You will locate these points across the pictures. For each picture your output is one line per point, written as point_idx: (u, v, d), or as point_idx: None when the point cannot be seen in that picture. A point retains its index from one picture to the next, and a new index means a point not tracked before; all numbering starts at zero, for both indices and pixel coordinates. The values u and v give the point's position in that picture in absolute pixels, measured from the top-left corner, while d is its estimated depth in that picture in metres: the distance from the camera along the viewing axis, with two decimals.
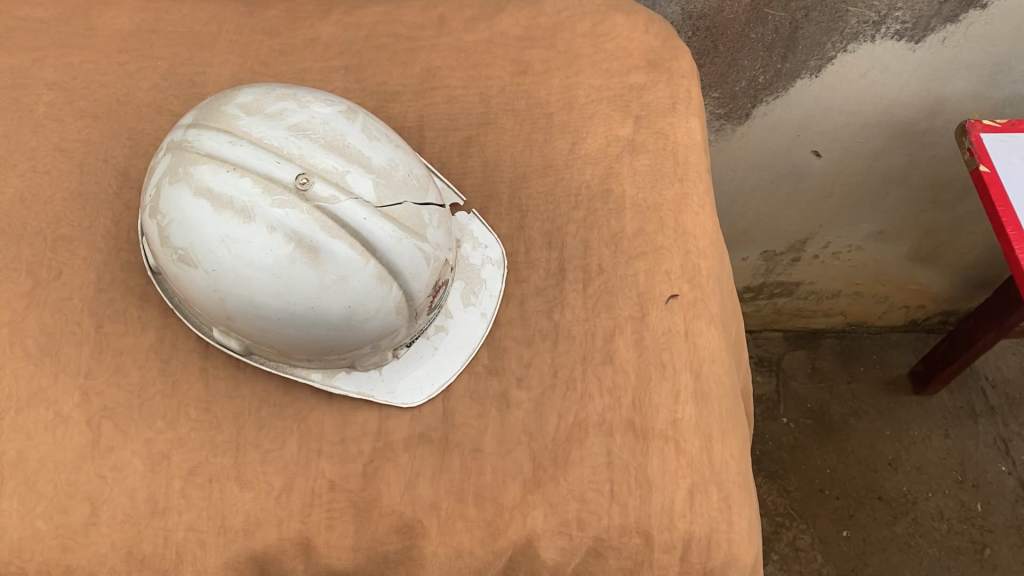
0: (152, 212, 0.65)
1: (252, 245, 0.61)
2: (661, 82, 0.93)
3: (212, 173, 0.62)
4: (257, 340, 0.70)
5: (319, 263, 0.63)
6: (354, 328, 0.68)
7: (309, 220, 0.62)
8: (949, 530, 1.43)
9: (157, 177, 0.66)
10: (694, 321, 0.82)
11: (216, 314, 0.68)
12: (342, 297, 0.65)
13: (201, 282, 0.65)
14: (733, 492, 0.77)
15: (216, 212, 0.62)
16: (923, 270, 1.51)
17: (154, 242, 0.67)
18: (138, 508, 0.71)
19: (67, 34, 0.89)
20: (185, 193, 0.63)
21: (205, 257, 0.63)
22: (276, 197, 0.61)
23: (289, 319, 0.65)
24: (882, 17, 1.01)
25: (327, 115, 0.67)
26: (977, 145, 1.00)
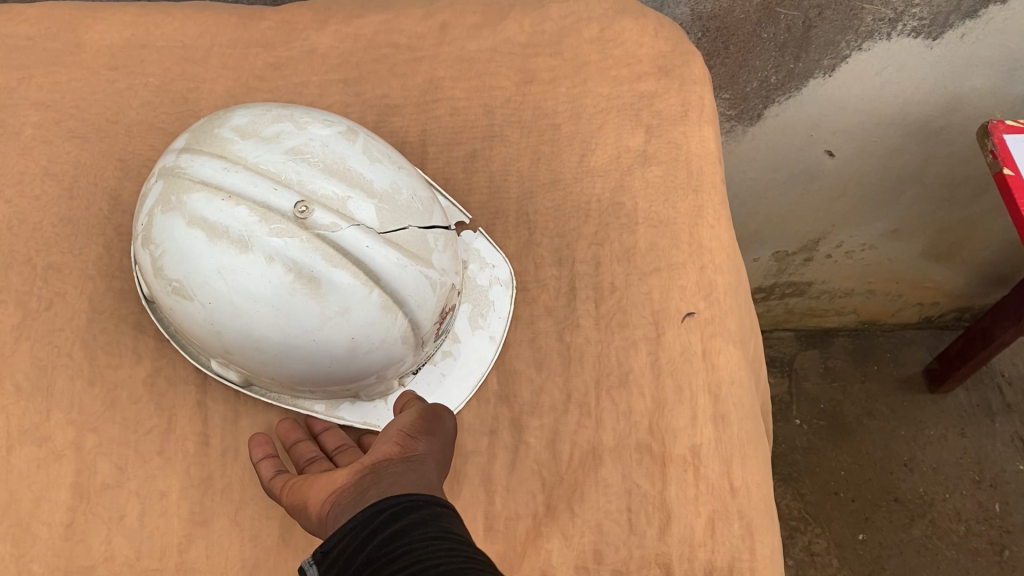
0: (144, 241, 0.62)
1: (250, 276, 0.58)
2: (673, 89, 0.89)
3: (206, 201, 0.59)
4: (256, 372, 0.67)
5: (319, 294, 0.59)
6: (359, 358, 0.65)
7: (310, 249, 0.58)
8: (967, 531, 1.40)
9: (150, 204, 0.62)
10: (711, 340, 0.79)
11: (213, 346, 0.65)
12: (345, 328, 0.62)
13: (198, 313, 0.61)
14: (756, 518, 0.74)
15: (211, 242, 0.58)
16: (936, 268, 1.47)
17: (148, 272, 0.63)
18: (137, 549, 0.69)
19: (53, 50, 0.86)
20: (178, 222, 0.59)
21: (201, 288, 0.59)
22: (274, 225, 0.58)
23: (289, 350, 0.62)
24: (898, 14, 0.97)
25: (326, 137, 0.63)
26: (1000, 147, 0.97)
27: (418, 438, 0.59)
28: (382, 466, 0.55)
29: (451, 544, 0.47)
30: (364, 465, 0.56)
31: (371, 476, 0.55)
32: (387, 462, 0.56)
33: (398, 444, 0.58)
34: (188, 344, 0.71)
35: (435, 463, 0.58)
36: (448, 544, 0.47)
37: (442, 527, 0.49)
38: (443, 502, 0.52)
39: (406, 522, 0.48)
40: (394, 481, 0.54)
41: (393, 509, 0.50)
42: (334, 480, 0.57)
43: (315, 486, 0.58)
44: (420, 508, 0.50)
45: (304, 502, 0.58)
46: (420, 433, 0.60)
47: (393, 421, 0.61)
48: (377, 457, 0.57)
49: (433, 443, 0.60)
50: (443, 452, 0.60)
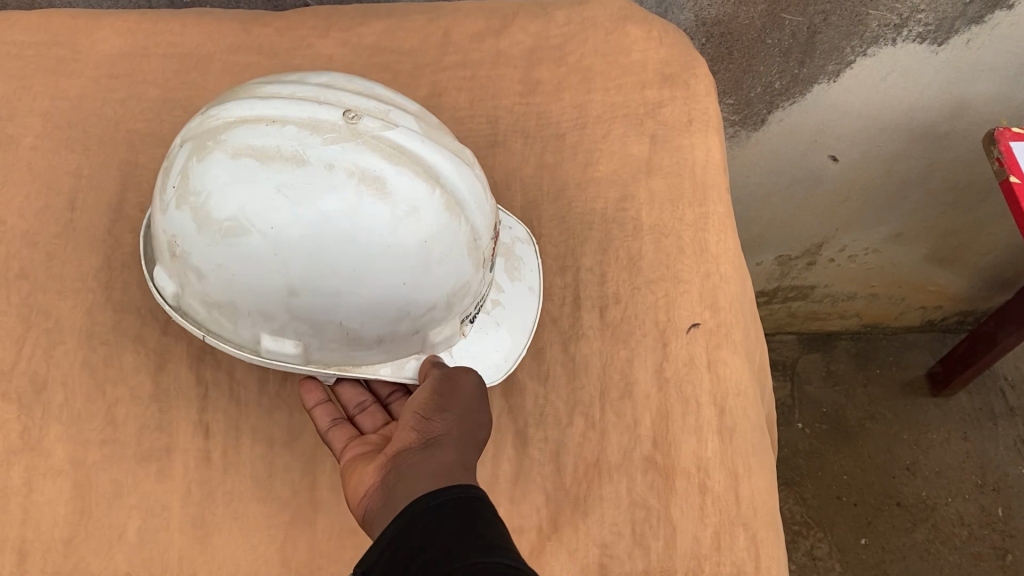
0: (179, 202, 0.57)
1: (314, 187, 0.54)
2: (678, 98, 0.88)
3: (249, 132, 0.56)
4: (317, 327, 0.61)
5: (387, 194, 0.56)
6: (432, 276, 0.60)
7: (367, 150, 0.56)
8: (970, 536, 1.38)
9: (176, 172, 0.58)
10: (717, 351, 0.78)
11: (272, 299, 0.58)
12: (418, 231, 0.57)
13: (259, 252, 0.55)
14: (762, 530, 0.73)
15: (264, 166, 0.54)
16: (940, 271, 1.46)
17: (188, 238, 0.57)
18: (137, 564, 0.69)
19: (54, 59, 0.85)
20: (222, 159, 0.55)
21: (260, 217, 0.54)
22: (327, 135, 0.55)
23: (362, 271, 0.57)
24: (903, 20, 0.97)
25: (344, 78, 0.64)
26: (1007, 154, 0.96)
27: (433, 419, 0.59)
28: (398, 463, 0.57)
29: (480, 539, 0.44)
30: (389, 459, 0.58)
31: (390, 476, 0.57)
32: (408, 453, 0.57)
33: (414, 432, 0.59)
34: (228, 330, 0.63)
35: (454, 441, 0.58)
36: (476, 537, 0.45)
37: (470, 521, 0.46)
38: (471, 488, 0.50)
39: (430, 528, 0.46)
40: (405, 477, 0.55)
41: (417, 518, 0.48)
42: (367, 476, 0.60)
43: (354, 477, 0.62)
44: (439, 512, 0.48)
45: (348, 493, 0.63)
46: (435, 412, 0.60)
47: (410, 402, 0.62)
48: (400, 449, 0.59)
49: (451, 418, 0.60)
50: (467, 424, 0.60)
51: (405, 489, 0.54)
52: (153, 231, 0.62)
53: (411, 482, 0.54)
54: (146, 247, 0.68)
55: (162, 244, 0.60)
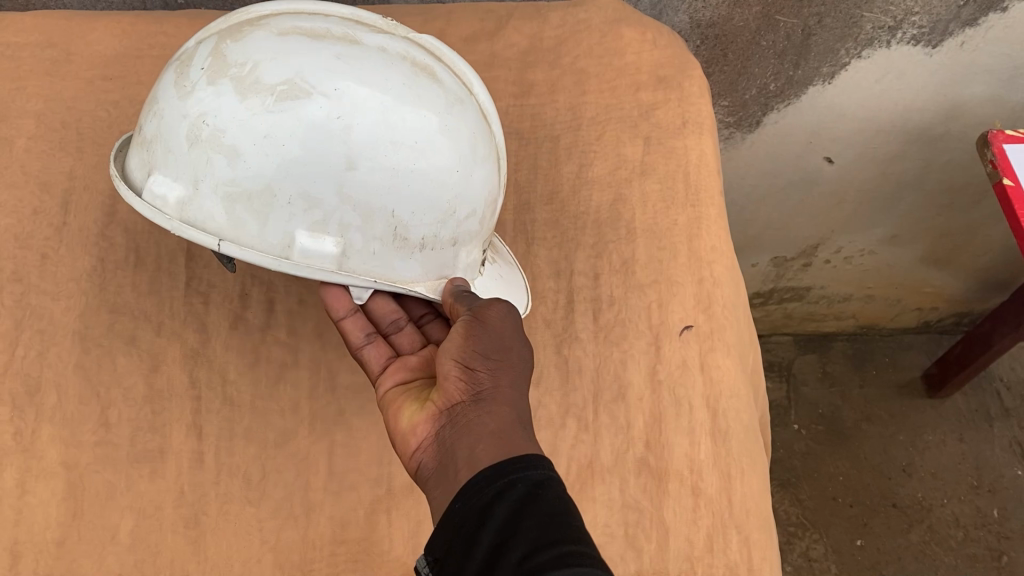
0: (213, 78, 0.55)
1: (373, 60, 0.56)
2: (672, 100, 0.88)
3: (290, 22, 0.58)
4: (363, 219, 0.58)
5: (436, 82, 0.59)
6: (479, 172, 0.62)
7: (409, 46, 0.60)
8: (965, 537, 1.38)
9: (202, 58, 0.57)
10: (710, 354, 0.78)
11: (324, 181, 0.56)
12: (466, 119, 0.60)
13: (318, 118, 0.54)
14: (754, 532, 0.72)
15: (318, 41, 0.56)
16: (935, 272, 1.46)
17: (224, 112, 0.54)
18: (129, 566, 0.69)
19: (47, 60, 0.85)
20: (267, 36, 0.56)
21: (321, 78, 0.54)
22: (369, 31, 0.59)
23: (422, 147, 0.57)
24: (898, 22, 0.97)
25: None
26: (1000, 157, 0.96)
27: (479, 368, 0.58)
28: (453, 419, 0.57)
29: (560, 534, 0.45)
30: (444, 411, 0.58)
31: (447, 429, 0.57)
32: (461, 408, 0.57)
33: (463, 383, 0.58)
34: (251, 235, 0.58)
35: (504, 390, 0.57)
36: (555, 533, 0.45)
37: (539, 509, 0.46)
38: (531, 457, 0.50)
39: (498, 528, 0.46)
40: (461, 435, 0.55)
41: (479, 515, 0.47)
42: (416, 427, 0.60)
43: (398, 422, 0.62)
44: (495, 508, 0.47)
45: (391, 437, 0.62)
46: (480, 360, 0.58)
47: (446, 348, 0.60)
48: (451, 402, 0.58)
49: (498, 366, 0.58)
50: (512, 365, 0.59)
51: (466, 450, 0.53)
52: (154, 136, 0.58)
53: (471, 444, 0.53)
54: (125, 175, 0.62)
55: (176, 136, 0.56)
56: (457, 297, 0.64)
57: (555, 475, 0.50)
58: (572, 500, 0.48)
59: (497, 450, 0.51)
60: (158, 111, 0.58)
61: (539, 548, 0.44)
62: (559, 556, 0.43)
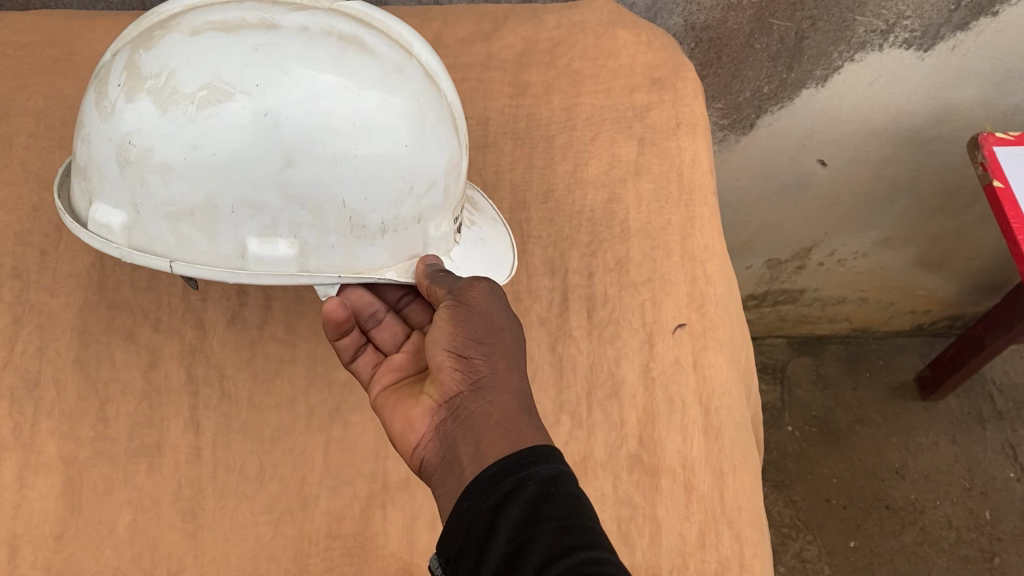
0: (131, 94, 0.55)
1: (291, 42, 0.55)
2: (666, 102, 0.89)
3: (202, 17, 0.57)
4: (315, 214, 0.59)
5: (366, 51, 0.58)
6: (430, 139, 0.61)
7: (335, 19, 0.59)
8: (958, 538, 1.39)
9: (118, 75, 0.57)
10: (703, 351, 0.79)
11: (264, 184, 0.56)
12: (406, 86, 0.59)
13: (245, 119, 0.54)
14: (746, 529, 0.73)
15: (233, 33, 0.55)
16: (929, 276, 1.47)
17: (147, 131, 0.55)
18: (126, 560, 0.70)
19: (48, 60, 0.86)
20: (179, 38, 0.55)
21: (239, 77, 0.54)
22: (290, 8, 0.58)
23: (361, 129, 0.56)
24: (890, 26, 0.98)
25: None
26: (991, 159, 0.97)
27: (472, 355, 0.58)
28: (453, 412, 0.57)
29: (576, 539, 0.46)
30: (441, 405, 0.58)
31: (447, 423, 0.57)
32: (459, 400, 0.57)
33: (459, 373, 0.57)
34: (201, 249, 0.59)
35: (500, 375, 0.57)
36: (571, 538, 0.46)
37: (552, 512, 0.47)
38: (542, 450, 0.50)
39: (512, 532, 0.46)
40: (465, 428, 0.55)
41: (491, 519, 0.47)
42: (414, 422, 0.60)
43: (395, 420, 0.62)
44: (507, 508, 0.47)
45: (388, 434, 0.62)
46: (474, 349, 0.58)
47: (435, 339, 0.60)
48: (448, 394, 0.58)
49: (491, 351, 0.58)
50: (504, 347, 0.59)
51: (471, 446, 0.54)
52: (89, 163, 0.59)
53: (476, 438, 0.54)
54: (70, 208, 0.64)
55: (108, 161, 0.57)
56: (433, 277, 0.64)
57: (565, 468, 0.50)
58: (584, 497, 0.49)
59: (502, 442, 0.52)
60: (87, 138, 0.59)
61: (557, 556, 0.45)
62: (579, 565, 0.44)
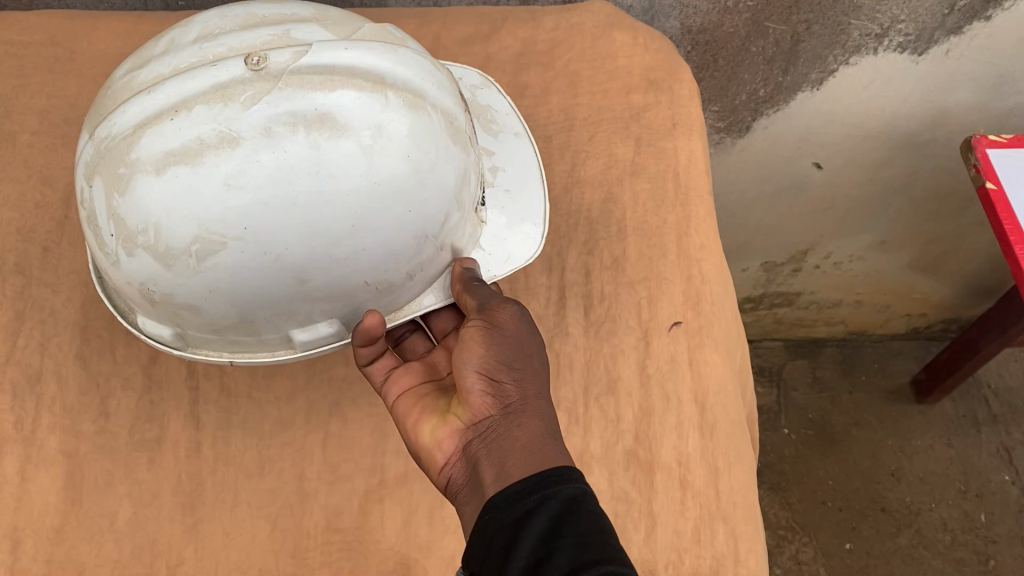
0: (126, 248, 0.53)
1: (261, 160, 0.50)
2: (663, 103, 0.90)
3: (156, 137, 0.51)
4: (341, 295, 0.58)
5: (340, 127, 0.51)
6: (430, 190, 0.56)
7: (293, 89, 0.51)
8: (952, 541, 1.40)
9: (102, 220, 0.53)
10: (698, 349, 0.80)
11: (286, 294, 0.56)
12: (393, 150, 0.53)
13: (248, 257, 0.52)
14: (741, 525, 0.74)
15: (197, 166, 0.50)
16: (924, 279, 1.48)
17: (160, 280, 0.54)
18: (126, 553, 0.71)
19: (53, 58, 0.87)
20: (145, 181, 0.50)
21: (225, 223, 0.50)
22: (241, 96, 0.50)
23: (363, 225, 0.54)
24: (884, 30, 0.99)
25: (218, 14, 0.57)
26: (983, 161, 0.97)
27: (503, 378, 0.58)
28: (480, 434, 0.58)
29: (597, 553, 0.46)
30: (468, 426, 0.59)
31: (474, 443, 0.58)
32: (488, 422, 0.58)
33: (488, 395, 0.58)
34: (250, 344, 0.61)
35: (530, 399, 0.58)
36: (592, 553, 0.47)
37: (575, 526, 0.48)
38: (564, 470, 0.52)
39: (534, 544, 0.48)
40: (495, 450, 0.56)
41: (515, 532, 0.49)
42: (441, 441, 0.61)
43: (418, 435, 0.63)
44: (532, 523, 0.49)
45: (411, 448, 0.63)
46: (503, 372, 0.58)
47: (466, 358, 0.59)
48: (477, 416, 0.59)
49: (521, 373, 0.59)
50: (533, 372, 0.60)
51: (495, 466, 0.55)
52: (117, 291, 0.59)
53: (503, 459, 0.55)
54: (110, 295, 0.64)
55: (134, 297, 0.57)
56: (468, 283, 0.64)
57: (586, 488, 0.52)
58: (605, 514, 0.50)
59: (528, 463, 0.54)
60: (102, 268, 0.57)
61: (579, 566, 0.46)
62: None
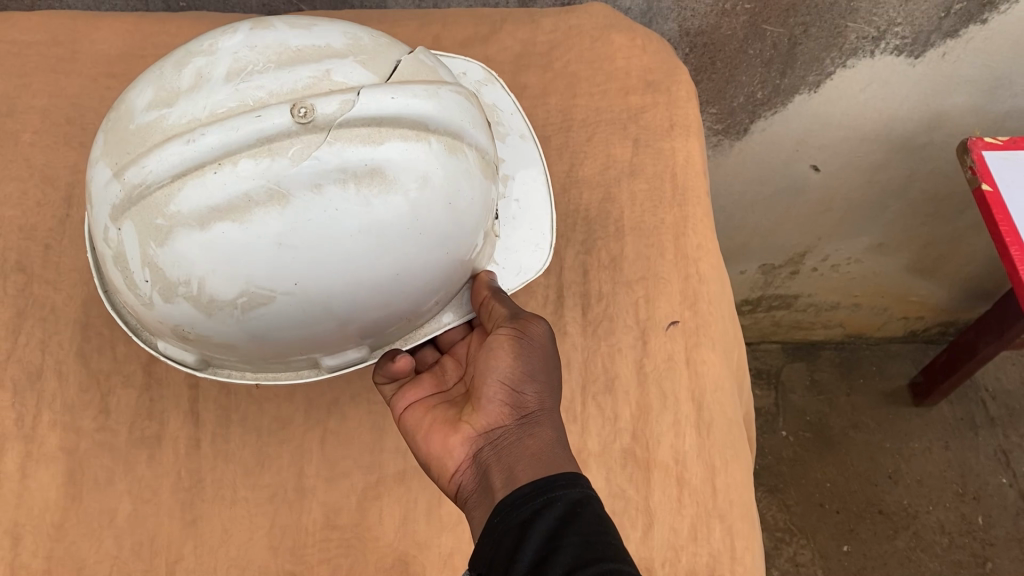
0: (167, 295, 0.53)
1: (314, 220, 0.50)
2: (661, 104, 0.91)
3: (199, 189, 0.50)
4: (374, 327, 0.60)
5: (388, 181, 0.51)
6: (466, 228, 0.58)
7: (343, 143, 0.50)
8: (950, 543, 1.40)
9: (138, 265, 0.52)
10: (695, 348, 0.80)
11: (325, 332, 0.58)
12: (437, 199, 0.54)
13: (292, 307, 0.53)
14: (737, 523, 0.74)
15: (246, 224, 0.49)
16: (921, 282, 1.48)
17: (200, 324, 0.54)
18: (127, 549, 0.71)
19: (54, 58, 0.87)
20: (190, 235, 0.50)
21: (274, 279, 0.51)
22: (289, 151, 0.50)
23: (405, 271, 0.55)
24: (881, 33, 0.99)
25: (245, 41, 0.54)
26: (979, 163, 0.98)
27: (523, 390, 0.59)
28: (496, 442, 0.58)
29: (600, 552, 0.47)
30: (481, 434, 0.59)
31: (488, 450, 0.58)
32: (503, 431, 0.58)
33: (506, 403, 0.59)
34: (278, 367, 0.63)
35: (546, 411, 0.59)
36: (596, 551, 0.47)
37: (580, 527, 0.49)
38: (570, 475, 0.52)
39: (540, 543, 0.48)
40: (509, 455, 0.56)
41: (521, 533, 0.49)
42: (451, 447, 0.61)
43: (430, 445, 0.63)
44: (539, 524, 0.49)
45: (423, 458, 0.63)
46: (524, 383, 0.59)
47: (492, 367, 0.60)
48: (490, 424, 0.59)
49: (541, 386, 0.60)
50: (551, 388, 0.61)
51: (504, 471, 0.56)
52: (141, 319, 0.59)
53: (513, 464, 0.55)
54: (121, 311, 0.63)
55: (164, 330, 0.57)
56: (493, 293, 0.64)
57: (592, 492, 0.52)
58: (609, 517, 0.51)
59: (536, 468, 0.54)
60: (126, 299, 0.56)
61: (583, 565, 0.46)
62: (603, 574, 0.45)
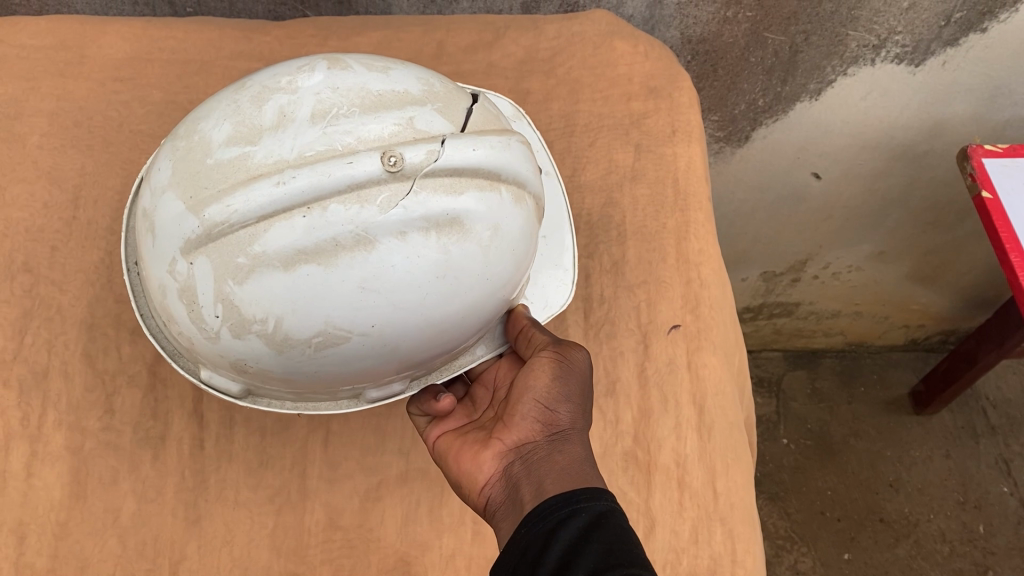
0: (237, 330, 0.52)
1: (396, 267, 0.51)
2: (662, 110, 0.92)
3: (287, 231, 0.49)
4: (425, 362, 0.61)
5: (465, 232, 0.53)
6: (522, 267, 0.60)
7: (428, 192, 0.51)
8: (951, 552, 1.41)
9: (208, 299, 0.51)
10: (696, 353, 0.81)
11: (382, 368, 0.58)
12: (503, 246, 0.56)
13: (361, 348, 0.54)
14: (738, 525, 0.75)
15: (333, 268, 0.50)
16: (921, 290, 1.49)
17: (263, 360, 0.54)
18: (130, 548, 0.72)
19: (60, 61, 0.88)
20: (275, 276, 0.50)
21: (353, 320, 0.52)
22: (378, 198, 0.50)
23: (469, 312, 0.57)
24: (882, 41, 1.00)
25: (326, 81, 0.54)
26: (979, 170, 0.98)
27: (557, 410, 0.60)
28: (526, 457, 0.59)
29: (622, 557, 0.47)
30: (513, 450, 0.60)
31: (518, 465, 0.59)
32: (533, 446, 0.59)
33: (539, 421, 0.60)
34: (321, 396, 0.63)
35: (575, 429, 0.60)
36: (619, 556, 0.47)
37: (602, 536, 0.49)
38: (594, 489, 0.53)
39: (563, 550, 0.49)
40: (539, 471, 0.57)
41: (544, 543, 0.50)
42: (481, 463, 0.61)
43: (461, 463, 0.63)
44: (563, 535, 0.50)
45: (455, 480, 0.64)
46: (556, 402, 0.60)
47: (530, 386, 0.61)
48: (521, 440, 0.60)
49: (574, 407, 0.61)
50: (584, 411, 0.62)
51: (531, 485, 0.56)
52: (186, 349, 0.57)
53: (540, 478, 0.56)
54: (160, 337, 0.62)
55: (216, 362, 0.56)
56: (532, 323, 0.65)
57: (616, 505, 0.52)
58: (633, 528, 0.51)
59: (561, 482, 0.55)
60: (178, 328, 0.54)
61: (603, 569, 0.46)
62: None
